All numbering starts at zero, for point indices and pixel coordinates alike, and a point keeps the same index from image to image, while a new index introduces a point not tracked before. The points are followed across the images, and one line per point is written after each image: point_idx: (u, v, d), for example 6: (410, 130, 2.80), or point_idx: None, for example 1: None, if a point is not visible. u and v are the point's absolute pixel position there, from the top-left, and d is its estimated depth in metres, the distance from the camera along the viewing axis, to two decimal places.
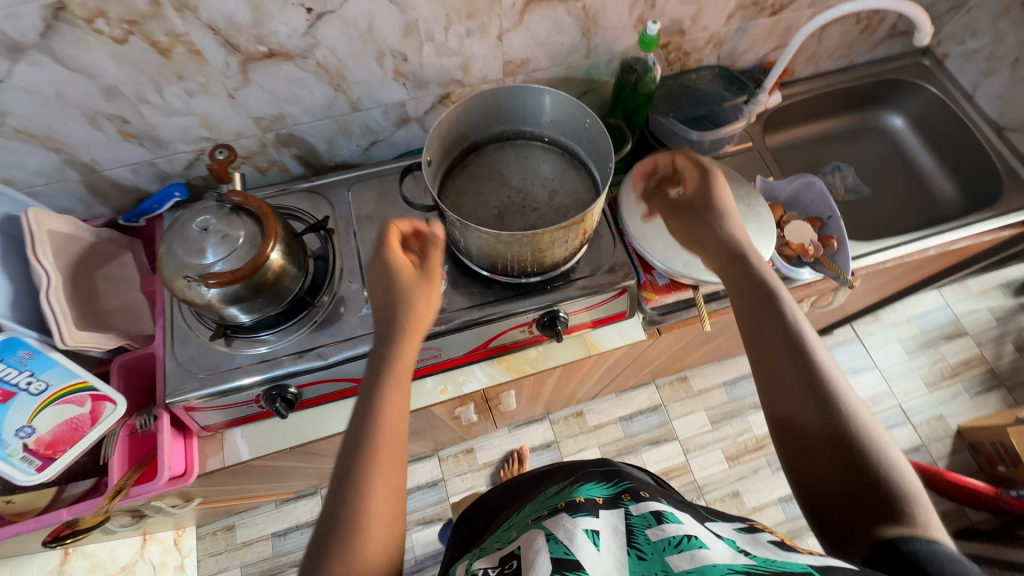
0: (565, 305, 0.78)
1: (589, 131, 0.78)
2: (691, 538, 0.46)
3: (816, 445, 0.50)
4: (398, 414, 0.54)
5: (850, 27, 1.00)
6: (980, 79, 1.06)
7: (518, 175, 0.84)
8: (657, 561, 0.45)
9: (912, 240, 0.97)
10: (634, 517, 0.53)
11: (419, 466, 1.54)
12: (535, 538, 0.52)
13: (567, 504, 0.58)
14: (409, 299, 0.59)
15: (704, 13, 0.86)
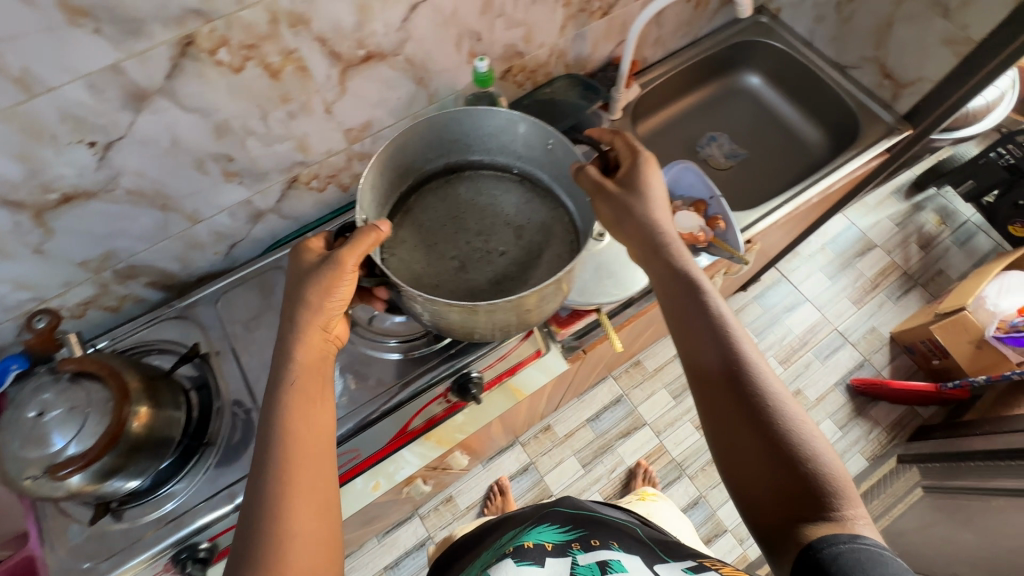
0: (475, 365, 0.76)
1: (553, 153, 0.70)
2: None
3: (741, 431, 0.54)
4: (307, 444, 0.54)
5: (684, 6, 1.01)
6: (813, 26, 1.10)
7: (497, 205, 0.75)
8: None
9: (793, 195, 1.00)
10: (579, 566, 0.61)
11: (402, 531, 1.43)
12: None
13: (517, 549, 0.66)
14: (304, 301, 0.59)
15: (535, 32, 0.83)
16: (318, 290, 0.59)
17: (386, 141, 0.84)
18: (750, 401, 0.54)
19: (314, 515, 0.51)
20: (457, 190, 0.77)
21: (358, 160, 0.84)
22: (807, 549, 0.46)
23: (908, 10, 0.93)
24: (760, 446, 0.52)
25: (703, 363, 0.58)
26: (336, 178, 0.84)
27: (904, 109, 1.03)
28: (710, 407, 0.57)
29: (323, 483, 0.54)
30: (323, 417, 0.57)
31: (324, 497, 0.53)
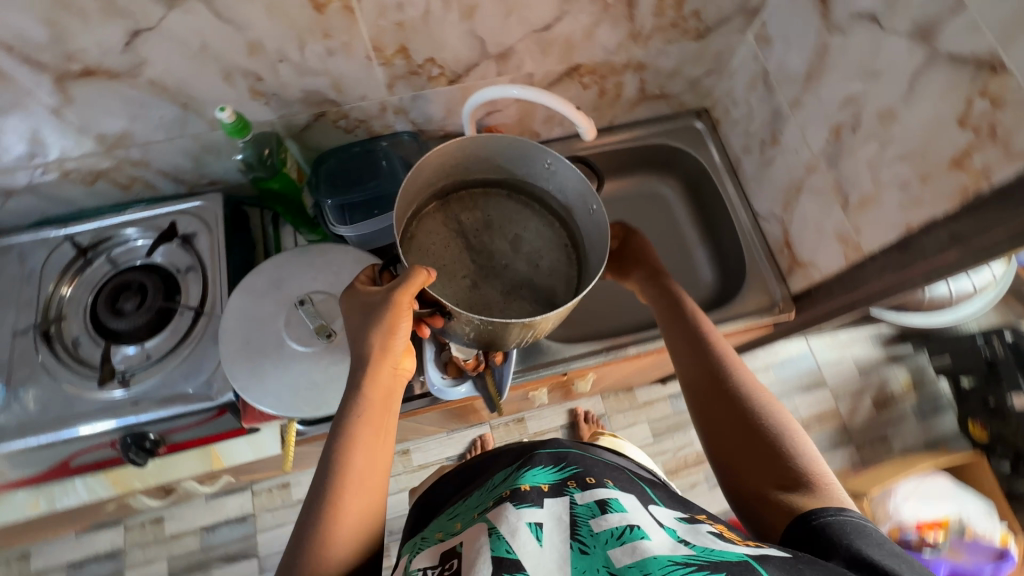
0: (154, 426, 0.70)
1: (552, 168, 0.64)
2: (634, 528, 0.46)
3: (733, 432, 0.56)
4: (369, 473, 0.51)
5: (578, 91, 0.86)
6: (741, 154, 0.92)
7: (442, 241, 0.66)
8: (598, 556, 0.44)
9: (613, 346, 0.88)
10: (578, 506, 0.50)
11: (229, 500, 1.53)
12: (479, 533, 0.48)
13: (512, 491, 0.53)
14: (391, 330, 0.56)
15: (348, 83, 0.72)
16: (380, 331, 0.56)
17: (162, 154, 0.76)
18: (733, 401, 0.58)
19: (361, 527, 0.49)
20: (456, 216, 0.68)
21: (129, 165, 0.76)
22: (800, 517, 0.47)
23: (815, 183, 0.76)
24: (749, 434, 0.55)
25: (696, 378, 0.62)
26: (103, 176, 0.77)
27: (795, 287, 0.86)
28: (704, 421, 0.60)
29: (378, 488, 0.52)
30: (379, 439, 0.54)
31: (374, 511, 0.51)
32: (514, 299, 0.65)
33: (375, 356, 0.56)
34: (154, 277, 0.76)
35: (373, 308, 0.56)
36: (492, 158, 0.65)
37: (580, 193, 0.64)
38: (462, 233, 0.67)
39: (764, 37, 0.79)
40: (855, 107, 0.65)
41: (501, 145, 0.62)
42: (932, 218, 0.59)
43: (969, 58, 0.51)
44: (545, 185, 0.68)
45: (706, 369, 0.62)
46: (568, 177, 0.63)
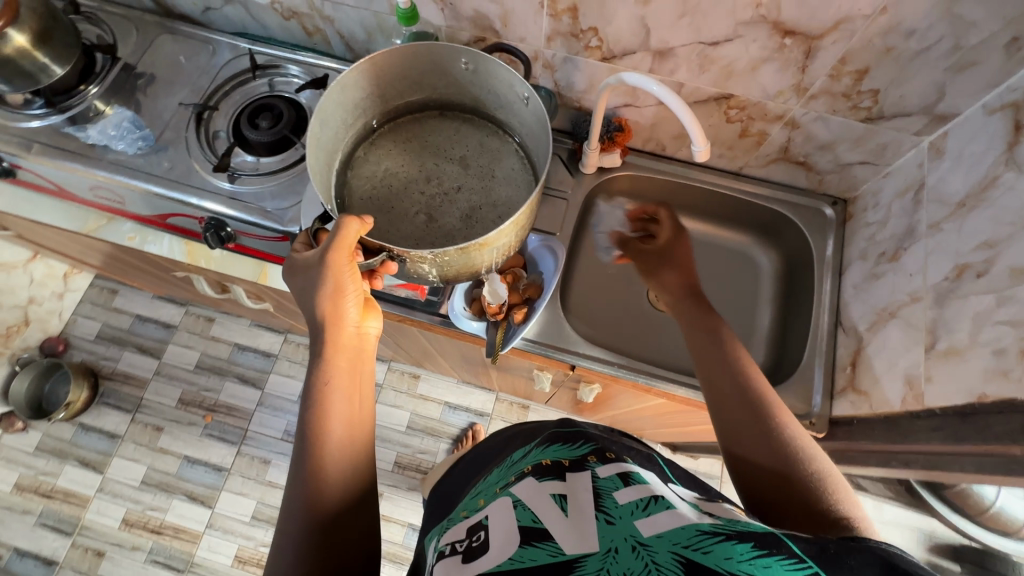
0: (235, 222, 0.82)
1: (468, 71, 0.70)
2: (658, 499, 0.46)
3: (755, 445, 0.56)
4: (351, 415, 0.59)
5: (720, 122, 0.84)
6: (854, 258, 0.85)
7: (382, 176, 0.74)
8: (627, 523, 0.43)
9: (628, 367, 0.87)
10: (601, 480, 0.50)
11: (267, 334, 1.74)
12: (503, 506, 0.51)
13: (531, 468, 0.56)
14: (341, 290, 0.61)
15: (514, 21, 0.77)
16: (330, 294, 0.61)
17: (346, 18, 0.87)
18: (752, 411, 0.59)
19: (343, 476, 0.56)
20: (391, 151, 0.76)
21: (319, 16, 0.88)
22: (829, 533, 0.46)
23: (912, 315, 0.69)
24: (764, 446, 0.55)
25: (714, 387, 0.63)
26: (297, 17, 0.90)
27: (839, 410, 0.79)
28: (725, 429, 0.60)
29: (359, 440, 0.59)
30: (349, 399, 0.59)
31: (356, 461, 0.58)
32: (472, 220, 0.71)
33: (329, 321, 0.61)
34: (291, 111, 0.88)
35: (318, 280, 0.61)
36: (407, 80, 0.72)
37: (495, 87, 0.70)
38: (401, 164, 0.75)
39: (938, 150, 0.72)
40: (990, 252, 0.58)
41: (410, 64, 0.69)
42: (1012, 399, 0.52)
43: None
44: (471, 94, 0.74)
45: (728, 380, 0.62)
46: (488, 77, 0.69)
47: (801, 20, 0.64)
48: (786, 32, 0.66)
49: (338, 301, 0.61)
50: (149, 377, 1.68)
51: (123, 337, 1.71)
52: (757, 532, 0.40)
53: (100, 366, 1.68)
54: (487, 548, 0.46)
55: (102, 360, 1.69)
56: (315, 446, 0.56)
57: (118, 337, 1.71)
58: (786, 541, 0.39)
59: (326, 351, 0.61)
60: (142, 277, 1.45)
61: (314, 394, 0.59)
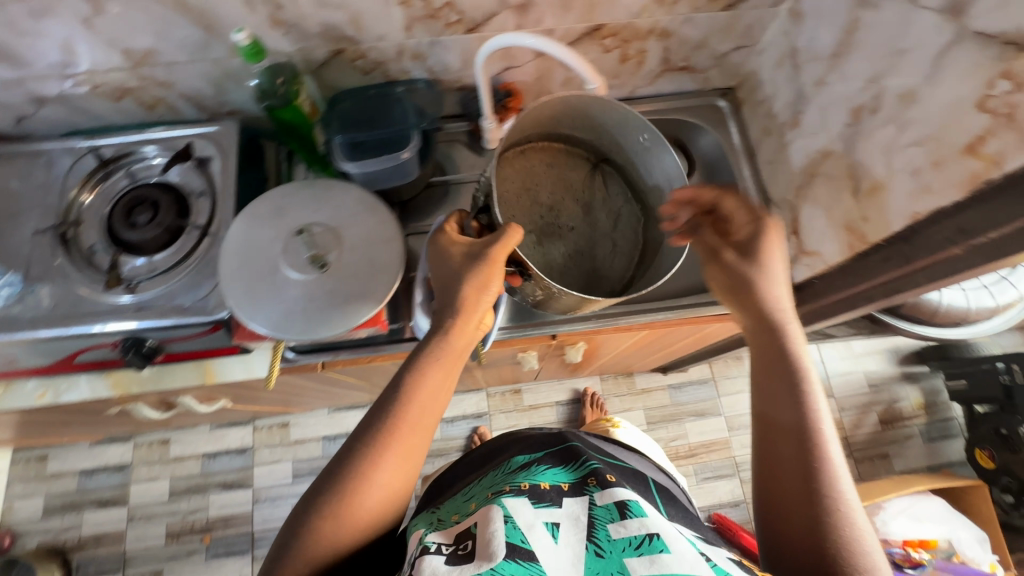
0: (154, 333, 0.74)
1: (638, 144, 0.74)
2: (652, 538, 0.52)
3: (788, 476, 0.54)
4: (420, 432, 0.60)
5: (599, 55, 0.85)
6: (760, 138, 0.90)
7: (520, 183, 0.78)
8: (614, 561, 0.52)
9: (602, 315, 0.88)
10: (599, 508, 0.59)
11: (231, 432, 1.65)
12: (495, 515, 0.58)
13: (533, 488, 0.63)
14: (465, 286, 0.63)
15: (366, 21, 0.73)
16: (473, 286, 0.63)
17: (187, 77, 0.78)
18: (803, 443, 0.54)
19: (375, 506, 0.57)
20: (531, 162, 0.79)
21: (154, 84, 0.79)
22: None
23: (830, 169, 0.73)
24: (796, 483, 0.53)
25: (774, 397, 0.58)
26: (130, 93, 0.80)
27: (798, 277, 0.84)
28: (770, 444, 0.57)
29: (408, 478, 0.59)
30: (422, 433, 0.60)
31: (391, 496, 0.58)
32: (575, 262, 0.80)
33: (465, 310, 0.64)
34: (167, 196, 0.80)
35: (456, 274, 0.65)
36: (572, 118, 0.75)
37: (664, 170, 0.75)
38: (535, 180, 0.79)
39: (797, 13, 0.76)
40: (876, 87, 0.63)
41: (599, 112, 0.72)
42: (940, 208, 0.57)
43: (997, 35, 0.48)
44: (637, 159, 0.79)
45: (786, 410, 0.57)
46: (653, 152, 0.74)
47: None
48: None
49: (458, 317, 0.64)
50: (124, 526, 1.54)
51: (77, 498, 1.55)
52: None
53: (63, 540, 1.52)
54: (474, 556, 0.53)
55: (64, 533, 1.53)
56: (369, 461, 0.57)
57: (71, 501, 1.55)
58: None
59: (434, 361, 0.63)
60: (70, 430, 1.29)
61: (394, 406, 0.60)
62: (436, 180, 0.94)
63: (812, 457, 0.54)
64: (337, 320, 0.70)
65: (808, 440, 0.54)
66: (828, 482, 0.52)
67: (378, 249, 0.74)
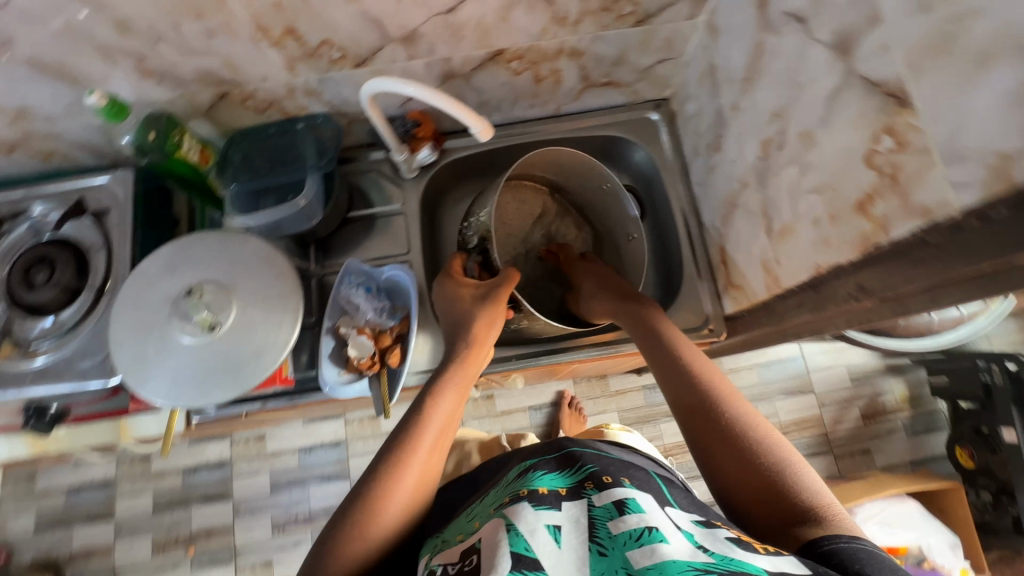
0: (55, 399, 0.74)
1: (603, 192, 0.88)
2: (652, 531, 0.46)
3: (717, 432, 0.55)
4: (444, 438, 0.61)
5: (510, 77, 0.79)
6: (691, 156, 0.84)
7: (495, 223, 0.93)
8: (617, 558, 0.45)
9: (527, 354, 0.85)
10: (597, 509, 0.51)
11: None
12: (497, 528, 0.49)
13: (529, 492, 0.54)
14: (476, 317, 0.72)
15: (242, 64, 0.68)
16: (485, 318, 0.72)
17: (72, 129, 0.75)
18: (710, 397, 0.59)
19: (402, 512, 0.54)
20: (504, 202, 0.94)
21: (39, 137, 0.75)
22: (805, 546, 0.44)
23: (747, 201, 0.67)
24: (720, 433, 0.55)
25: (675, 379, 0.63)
26: (17, 147, 0.77)
27: (728, 308, 0.79)
28: (686, 414, 0.59)
29: (427, 487, 0.57)
30: (442, 438, 0.60)
31: (414, 504, 0.55)
32: (544, 292, 0.93)
33: (478, 345, 0.70)
34: (63, 253, 0.77)
35: (470, 315, 0.72)
36: (558, 169, 0.89)
37: (608, 211, 0.91)
38: (507, 220, 0.94)
39: (714, 28, 0.69)
40: (781, 122, 0.57)
41: (573, 164, 0.85)
42: (839, 264, 0.52)
43: (880, 85, 0.42)
44: (592, 198, 0.93)
45: (681, 386, 0.62)
46: (614, 199, 0.87)
47: None
48: None
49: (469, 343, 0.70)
50: (109, 541, 1.39)
51: None
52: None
53: (56, 557, 1.38)
54: (480, 572, 0.45)
55: None
56: (393, 466, 0.55)
57: None
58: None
59: (452, 381, 0.66)
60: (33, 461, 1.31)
61: (417, 417, 0.60)
62: (355, 214, 0.89)
63: (724, 411, 0.57)
64: (227, 386, 0.68)
65: (721, 401, 0.58)
66: (748, 422, 0.55)
67: (272, 306, 0.71)
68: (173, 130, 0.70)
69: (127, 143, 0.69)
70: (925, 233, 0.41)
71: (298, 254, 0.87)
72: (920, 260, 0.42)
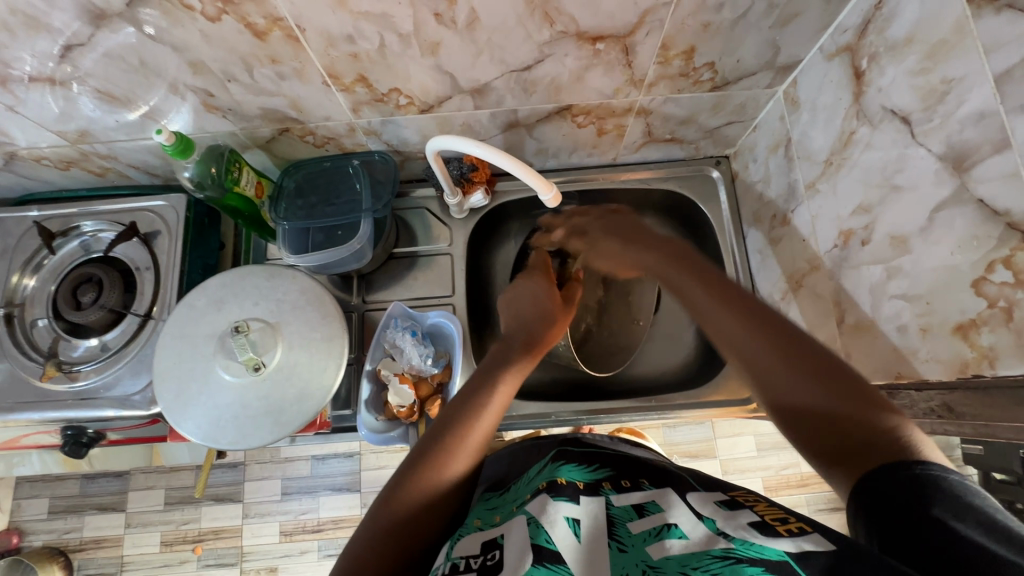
0: (94, 424, 0.74)
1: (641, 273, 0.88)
2: (671, 527, 0.43)
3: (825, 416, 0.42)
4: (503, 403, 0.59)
5: (572, 129, 0.77)
6: (751, 221, 0.81)
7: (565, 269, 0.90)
8: (638, 554, 0.40)
9: (563, 415, 0.82)
10: (615, 507, 0.47)
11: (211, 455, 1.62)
12: (518, 522, 0.46)
13: (548, 485, 0.52)
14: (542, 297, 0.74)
15: (308, 105, 0.67)
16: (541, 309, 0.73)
17: (129, 151, 0.74)
18: (826, 372, 0.44)
19: (472, 454, 0.53)
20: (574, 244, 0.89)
21: (97, 156, 0.75)
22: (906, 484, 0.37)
23: (816, 284, 0.65)
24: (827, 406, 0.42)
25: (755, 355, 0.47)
26: (75, 164, 0.76)
27: None
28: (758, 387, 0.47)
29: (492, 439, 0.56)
30: (511, 391, 0.61)
31: (482, 451, 0.55)
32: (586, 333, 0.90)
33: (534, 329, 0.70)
34: (111, 275, 0.77)
35: (549, 309, 0.73)
36: None
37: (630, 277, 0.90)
38: None
39: (794, 100, 0.67)
40: (868, 217, 0.54)
41: None
42: (925, 379, 0.49)
43: (1001, 214, 0.39)
44: None
45: (830, 397, 0.42)
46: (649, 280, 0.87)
47: (603, 25, 0.56)
48: (595, 39, 0.58)
49: (542, 326, 0.71)
50: (122, 531, 1.30)
51: None
52: (773, 562, 0.36)
53: (66, 542, 1.29)
54: (503, 567, 0.40)
55: None
56: (467, 419, 0.55)
57: None
58: (799, 568, 0.35)
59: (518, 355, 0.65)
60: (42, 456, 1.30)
61: (489, 377, 0.61)
62: (399, 251, 0.87)
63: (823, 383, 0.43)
64: (268, 429, 0.66)
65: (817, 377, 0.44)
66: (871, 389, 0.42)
67: (319, 349, 0.70)
68: (236, 167, 0.70)
69: (188, 176, 0.70)
70: None
71: (342, 287, 0.86)
72: None
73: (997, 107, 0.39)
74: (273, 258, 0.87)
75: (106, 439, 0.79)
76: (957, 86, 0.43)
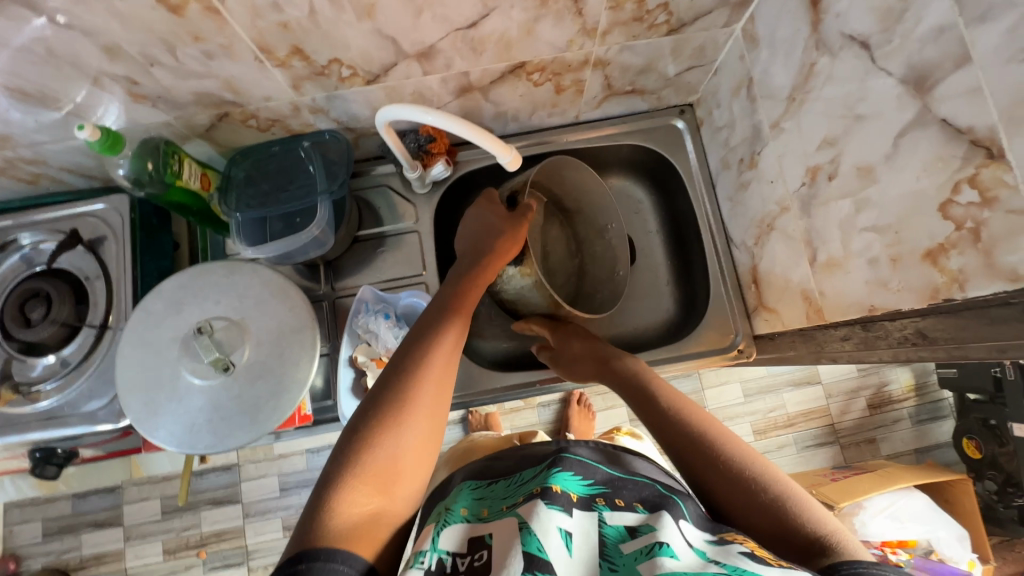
0: (64, 442, 0.71)
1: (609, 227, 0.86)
2: (664, 546, 0.39)
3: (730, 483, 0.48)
4: (451, 343, 0.58)
5: (529, 88, 0.74)
6: (719, 167, 0.79)
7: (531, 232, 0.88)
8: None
9: (546, 381, 0.81)
10: (608, 526, 0.43)
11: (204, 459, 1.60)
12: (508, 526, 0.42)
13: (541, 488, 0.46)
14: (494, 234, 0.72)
15: (245, 85, 0.62)
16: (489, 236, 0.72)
17: (58, 153, 0.69)
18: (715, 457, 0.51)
19: (429, 395, 0.52)
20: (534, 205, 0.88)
21: (24, 162, 0.70)
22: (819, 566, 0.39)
23: (787, 226, 0.64)
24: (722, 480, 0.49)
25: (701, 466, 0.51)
26: (2, 172, 0.71)
27: (758, 329, 0.77)
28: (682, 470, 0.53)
29: (448, 383, 0.55)
30: (458, 337, 0.60)
31: (440, 390, 0.53)
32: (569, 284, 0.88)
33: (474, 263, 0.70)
34: (60, 287, 0.73)
35: (498, 227, 0.73)
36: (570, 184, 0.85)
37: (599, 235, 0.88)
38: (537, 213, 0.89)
39: (752, 37, 0.65)
40: (834, 151, 0.53)
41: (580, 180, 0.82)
42: (898, 309, 0.49)
43: (964, 131, 0.38)
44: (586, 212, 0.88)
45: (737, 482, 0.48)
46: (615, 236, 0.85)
47: None
48: None
49: (475, 273, 0.69)
50: (121, 546, 1.28)
51: None
52: None
53: (64, 563, 1.27)
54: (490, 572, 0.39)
55: None
56: (415, 365, 0.54)
57: None
58: None
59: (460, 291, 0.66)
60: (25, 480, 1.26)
61: (427, 333, 0.58)
62: (364, 233, 0.84)
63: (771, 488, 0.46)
64: (246, 429, 0.64)
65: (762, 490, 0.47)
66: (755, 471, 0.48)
67: (289, 341, 0.67)
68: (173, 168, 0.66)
69: (125, 175, 0.67)
70: (1011, 296, 0.38)
71: (308, 276, 0.83)
72: (1000, 319, 0.39)
73: (954, 20, 0.38)
74: (232, 254, 0.83)
75: (80, 457, 0.76)
76: (914, 2, 0.41)
